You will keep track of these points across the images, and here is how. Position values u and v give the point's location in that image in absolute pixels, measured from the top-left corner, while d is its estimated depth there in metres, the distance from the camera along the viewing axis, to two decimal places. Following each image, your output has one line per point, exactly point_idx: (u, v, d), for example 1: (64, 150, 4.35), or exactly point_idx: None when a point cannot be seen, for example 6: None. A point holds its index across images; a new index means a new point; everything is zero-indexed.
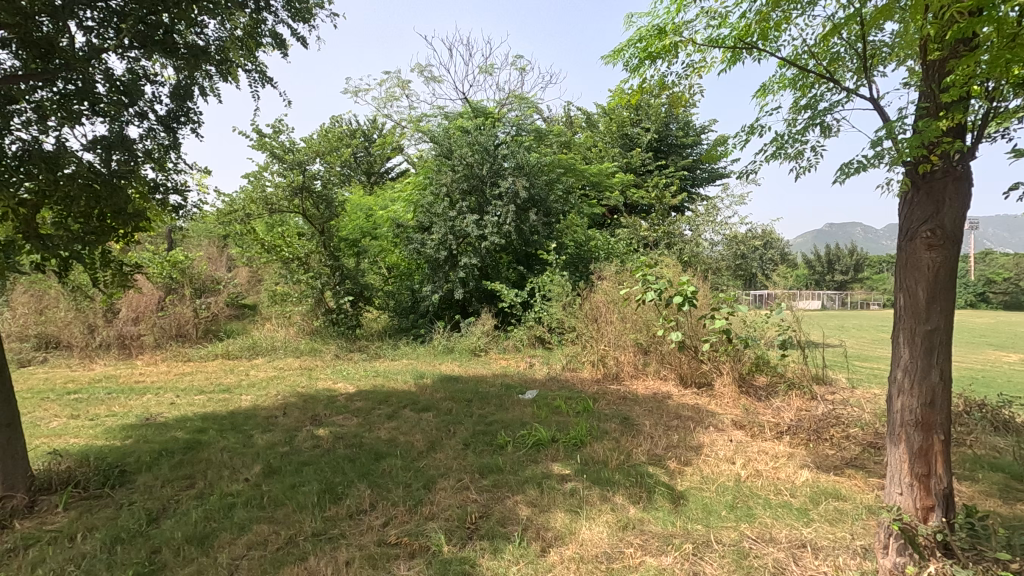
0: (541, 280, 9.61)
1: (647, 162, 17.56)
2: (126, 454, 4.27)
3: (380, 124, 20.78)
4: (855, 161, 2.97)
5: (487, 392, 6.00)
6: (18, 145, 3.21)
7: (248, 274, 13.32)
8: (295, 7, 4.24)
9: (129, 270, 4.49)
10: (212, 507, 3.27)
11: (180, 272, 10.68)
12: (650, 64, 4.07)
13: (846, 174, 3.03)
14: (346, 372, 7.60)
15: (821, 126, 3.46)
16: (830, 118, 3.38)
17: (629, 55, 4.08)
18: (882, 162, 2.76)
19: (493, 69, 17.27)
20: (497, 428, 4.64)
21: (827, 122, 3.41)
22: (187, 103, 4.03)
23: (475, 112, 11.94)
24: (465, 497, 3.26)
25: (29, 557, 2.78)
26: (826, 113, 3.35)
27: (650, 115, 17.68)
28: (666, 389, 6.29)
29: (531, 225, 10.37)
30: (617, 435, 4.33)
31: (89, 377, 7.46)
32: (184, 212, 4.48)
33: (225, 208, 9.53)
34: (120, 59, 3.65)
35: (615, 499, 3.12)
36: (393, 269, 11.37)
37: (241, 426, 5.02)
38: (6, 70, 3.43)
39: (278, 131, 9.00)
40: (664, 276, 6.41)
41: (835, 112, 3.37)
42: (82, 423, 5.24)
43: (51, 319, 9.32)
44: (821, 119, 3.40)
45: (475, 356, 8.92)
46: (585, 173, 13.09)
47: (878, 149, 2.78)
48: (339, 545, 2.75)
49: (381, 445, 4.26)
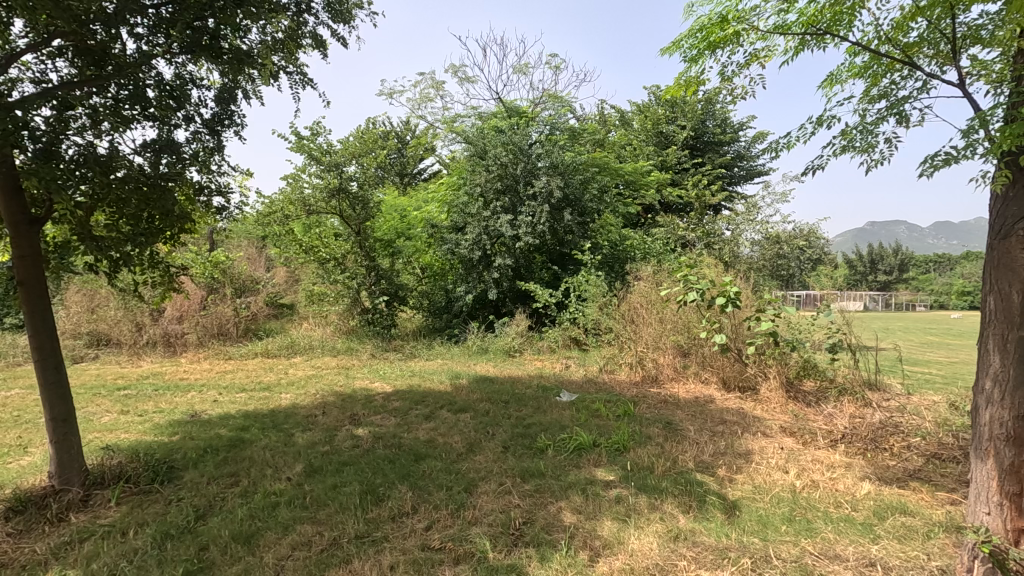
0: (576, 280, 9.49)
1: (683, 160, 17.24)
2: (173, 450, 4.36)
3: (413, 125, 21.04)
4: (943, 152, 2.86)
5: (524, 394, 5.95)
6: (74, 150, 3.29)
7: (286, 274, 13.60)
8: (336, 8, 4.25)
9: (176, 271, 4.58)
10: (257, 505, 3.30)
11: (222, 272, 10.98)
12: (709, 55, 3.95)
13: (935, 167, 2.91)
14: (382, 372, 7.64)
15: (898, 116, 3.29)
16: (909, 108, 3.21)
17: (688, 45, 3.97)
18: (975, 153, 2.63)
19: (527, 68, 17.23)
20: (537, 431, 4.58)
21: (905, 111, 3.25)
22: (231, 106, 4.09)
23: (509, 112, 11.94)
24: (507, 502, 3.19)
25: (84, 551, 2.85)
26: (904, 101, 3.19)
27: (686, 113, 17.36)
28: (708, 393, 6.11)
29: (565, 225, 10.27)
30: (660, 440, 4.21)
31: (137, 374, 7.71)
32: (227, 214, 4.53)
33: (265, 209, 9.77)
34: (168, 65, 3.73)
35: (664, 508, 3.01)
36: (427, 270, 11.38)
37: (282, 424, 5.08)
38: (63, 77, 3.55)
39: (316, 133, 9.12)
40: (706, 276, 6.25)
41: (914, 102, 3.20)
42: (130, 419, 5.40)
43: (102, 317, 9.70)
44: (899, 108, 3.24)
45: (509, 356, 8.89)
46: (621, 172, 12.91)
47: (972, 138, 2.65)
48: (383, 548, 2.73)
49: (421, 446, 4.25)
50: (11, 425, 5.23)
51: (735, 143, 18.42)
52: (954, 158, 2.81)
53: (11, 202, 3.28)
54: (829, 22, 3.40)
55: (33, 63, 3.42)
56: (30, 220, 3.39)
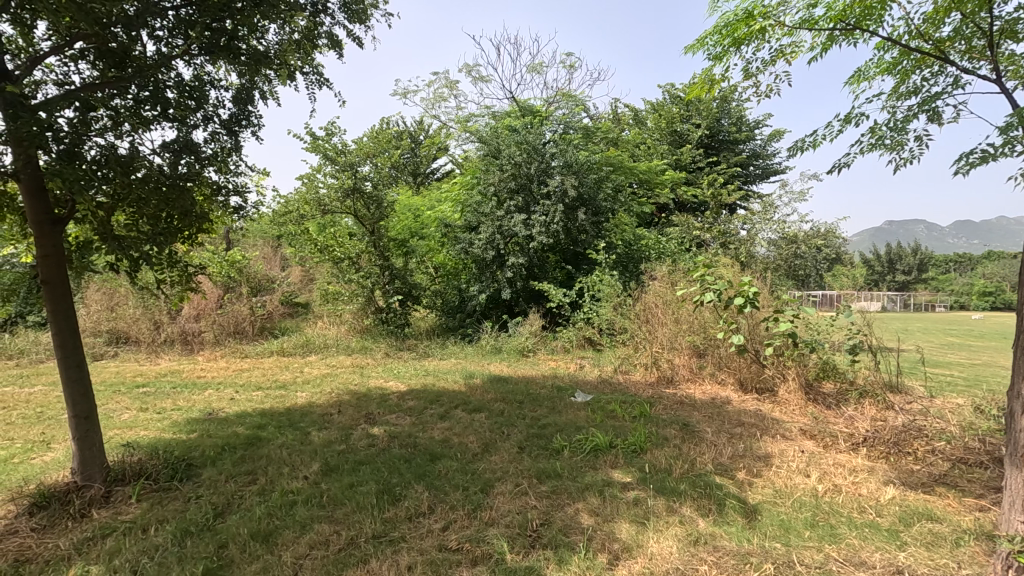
0: (590, 280, 9.44)
1: (698, 159, 17.09)
2: (191, 448, 4.41)
3: (426, 125, 21.12)
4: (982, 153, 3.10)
5: (539, 394, 5.93)
6: (96, 151, 3.33)
7: (301, 274, 13.71)
8: (352, 8, 4.26)
9: (193, 271, 4.61)
10: (275, 504, 3.32)
11: (238, 271, 11.10)
12: (735, 51, 3.99)
13: (970, 165, 3.21)
14: (397, 371, 7.67)
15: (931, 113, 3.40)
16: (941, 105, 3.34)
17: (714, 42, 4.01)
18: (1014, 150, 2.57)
19: (542, 67, 17.19)
20: (552, 431, 4.55)
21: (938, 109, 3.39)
22: (249, 107, 4.11)
23: (523, 111, 11.92)
24: (524, 503, 3.18)
25: (107, 547, 2.88)
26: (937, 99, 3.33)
27: (701, 111, 17.21)
28: (725, 394, 6.04)
29: (579, 224, 10.23)
30: (678, 442, 4.17)
31: (156, 372, 7.82)
32: (244, 214, 4.55)
33: (281, 208, 9.83)
34: (187, 66, 3.75)
35: (683, 511, 2.98)
36: (440, 269, 11.36)
37: (298, 423, 5.12)
38: (85, 80, 3.60)
39: (331, 133, 9.15)
40: (722, 276, 6.19)
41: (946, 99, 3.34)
42: (150, 416, 5.46)
43: (121, 316, 9.86)
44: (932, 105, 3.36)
45: (523, 356, 8.87)
46: (635, 171, 12.83)
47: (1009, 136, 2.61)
48: (400, 549, 2.73)
49: (436, 446, 4.25)
50: (34, 421, 5.32)
51: (750, 142, 18.25)
52: (993, 156, 3.03)
53: (35, 203, 3.33)
54: (858, 17, 3.43)
55: (57, 65, 3.48)
56: (53, 220, 3.44)
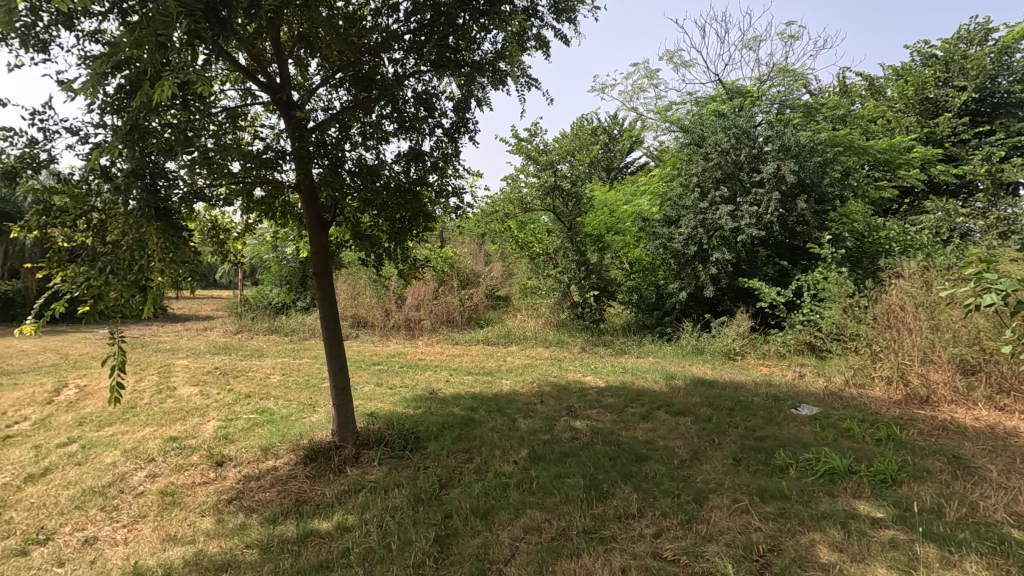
0: (811, 278, 8.31)
1: (960, 130, 13.89)
2: (418, 423, 4.94)
3: (621, 119, 20.84)
4: None
5: (751, 402, 5.38)
6: (351, 163, 3.93)
7: (501, 268, 14.65)
8: (560, 6, 4.31)
9: (419, 265, 5.06)
10: (490, 484, 3.54)
11: (450, 267, 12.32)
12: None
13: None
14: (593, 366, 7.68)
15: None
16: None
17: None
18: None
19: (756, 42, 15.63)
20: (773, 446, 4.07)
21: None
22: (466, 114, 4.45)
23: (731, 94, 11.07)
24: (746, 522, 2.89)
25: (359, 501, 3.38)
26: None
27: (968, 70, 13.97)
28: (1011, 424, 4.75)
29: (799, 214, 9.07)
30: (947, 478, 3.38)
31: (387, 352, 9.10)
32: (461, 213, 4.91)
33: (487, 209, 10.60)
34: (418, 83, 4.21)
35: (965, 566, 2.39)
36: (636, 265, 10.95)
37: (505, 409, 5.42)
38: (343, 103, 4.28)
39: (532, 134, 9.52)
40: (1008, 274, 4.85)
41: None
42: (384, 391, 6.33)
43: (361, 304, 11.68)
44: None
45: (728, 359, 8.22)
46: (869, 150, 10.97)
47: None
48: (613, 548, 2.68)
49: (641, 447, 4.11)
50: (305, 387, 6.57)
51: None
52: None
53: (308, 210, 4.02)
54: None
55: (323, 94, 4.21)
56: (322, 224, 4.13)
